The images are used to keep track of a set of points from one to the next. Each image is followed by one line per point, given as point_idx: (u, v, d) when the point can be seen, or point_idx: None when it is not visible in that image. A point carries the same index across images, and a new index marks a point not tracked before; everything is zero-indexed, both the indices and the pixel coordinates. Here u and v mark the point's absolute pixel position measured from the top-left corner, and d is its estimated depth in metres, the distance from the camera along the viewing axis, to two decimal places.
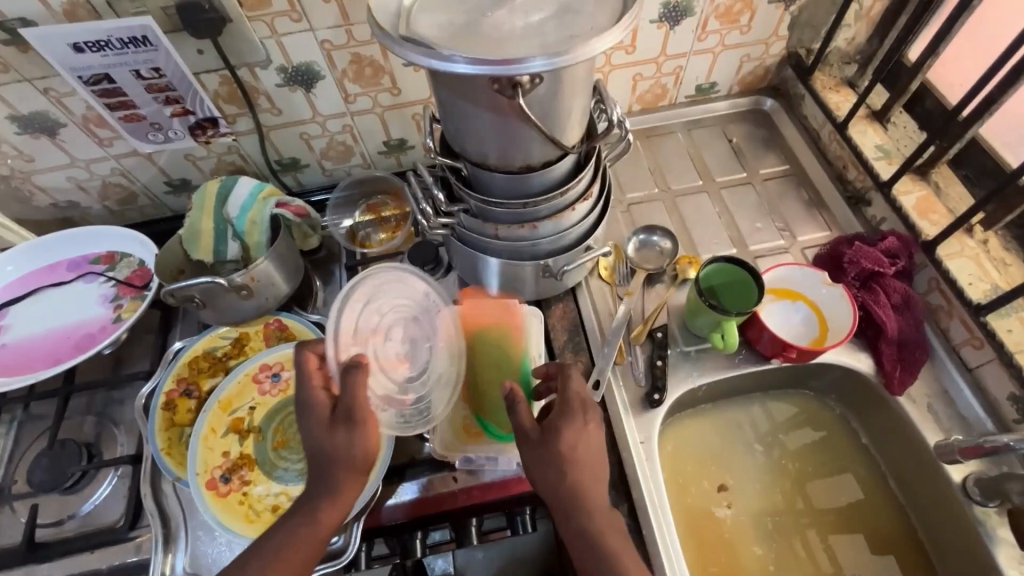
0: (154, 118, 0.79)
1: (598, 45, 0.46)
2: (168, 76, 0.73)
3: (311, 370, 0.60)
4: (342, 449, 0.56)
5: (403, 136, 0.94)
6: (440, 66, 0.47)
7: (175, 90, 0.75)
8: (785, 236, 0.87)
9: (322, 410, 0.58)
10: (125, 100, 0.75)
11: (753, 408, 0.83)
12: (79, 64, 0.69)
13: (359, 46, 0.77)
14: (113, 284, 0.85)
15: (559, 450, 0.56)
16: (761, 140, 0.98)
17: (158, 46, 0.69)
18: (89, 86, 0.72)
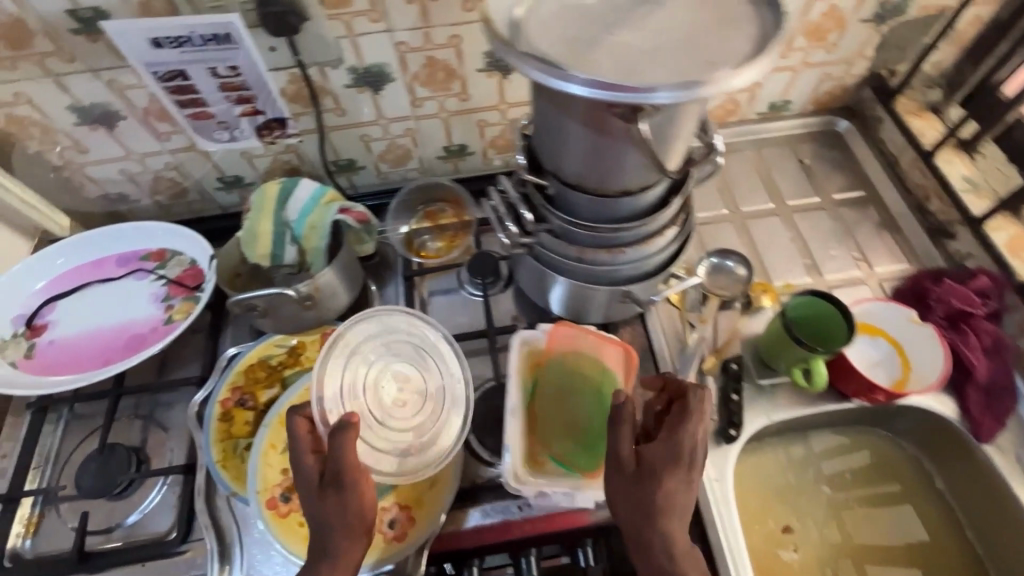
0: (223, 116, 0.77)
1: (735, 81, 0.42)
2: (245, 75, 0.71)
3: (302, 433, 0.57)
4: (334, 517, 0.54)
5: (464, 141, 0.91)
6: (557, 86, 0.43)
7: (249, 89, 0.73)
8: (862, 267, 0.83)
9: (313, 477, 0.56)
10: (196, 97, 0.73)
11: (821, 442, 0.79)
12: (156, 58, 0.67)
13: (435, 49, 0.74)
14: (164, 283, 0.83)
15: (659, 500, 0.54)
16: (834, 163, 0.94)
17: (239, 45, 0.67)
18: (163, 82, 0.70)
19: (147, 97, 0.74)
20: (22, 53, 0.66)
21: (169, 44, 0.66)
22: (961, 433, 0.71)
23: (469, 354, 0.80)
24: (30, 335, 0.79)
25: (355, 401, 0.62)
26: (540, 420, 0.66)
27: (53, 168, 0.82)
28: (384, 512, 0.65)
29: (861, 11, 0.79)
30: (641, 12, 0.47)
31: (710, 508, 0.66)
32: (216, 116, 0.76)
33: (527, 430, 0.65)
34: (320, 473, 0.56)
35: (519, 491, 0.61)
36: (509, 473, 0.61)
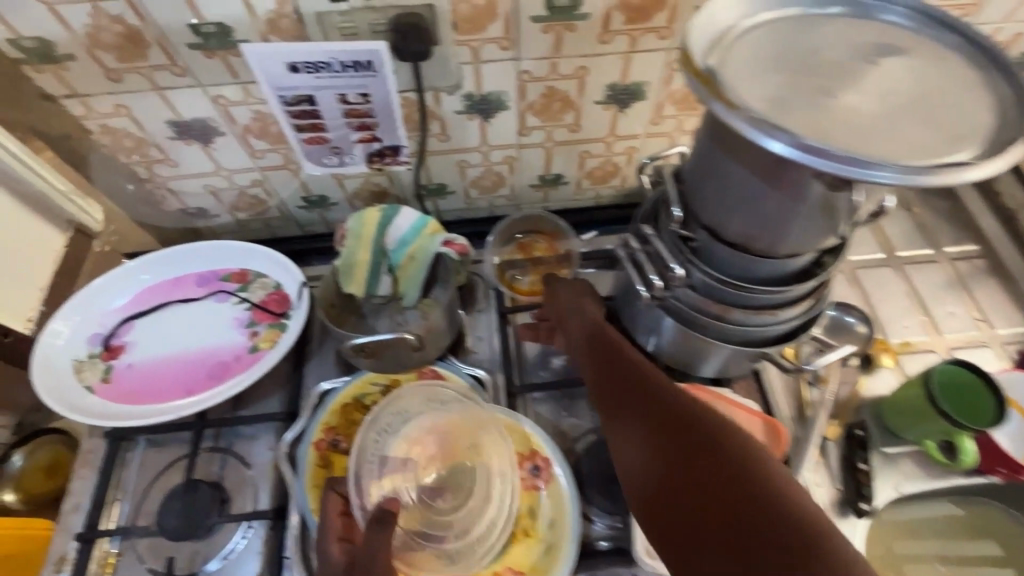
0: (339, 142, 0.73)
1: (972, 173, 0.37)
2: (374, 104, 0.68)
3: (334, 516, 0.59)
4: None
5: (562, 171, 0.86)
6: (761, 141, 0.39)
7: (375, 118, 0.70)
8: (982, 328, 0.79)
9: (339, 565, 0.55)
10: (317, 122, 0.70)
11: (937, 513, 0.75)
12: (286, 82, 0.64)
13: (558, 79, 0.70)
14: (247, 308, 0.79)
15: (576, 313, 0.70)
16: (943, 213, 0.90)
17: (378, 72, 0.64)
18: (288, 106, 0.67)
19: (250, 114, 0.69)
20: (133, 65, 0.62)
21: (304, 69, 0.63)
22: None
23: (570, 401, 0.75)
24: (107, 357, 0.75)
25: (396, 484, 0.59)
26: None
27: (137, 180, 0.78)
28: None
29: None
30: (863, 75, 0.43)
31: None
32: (332, 141, 0.72)
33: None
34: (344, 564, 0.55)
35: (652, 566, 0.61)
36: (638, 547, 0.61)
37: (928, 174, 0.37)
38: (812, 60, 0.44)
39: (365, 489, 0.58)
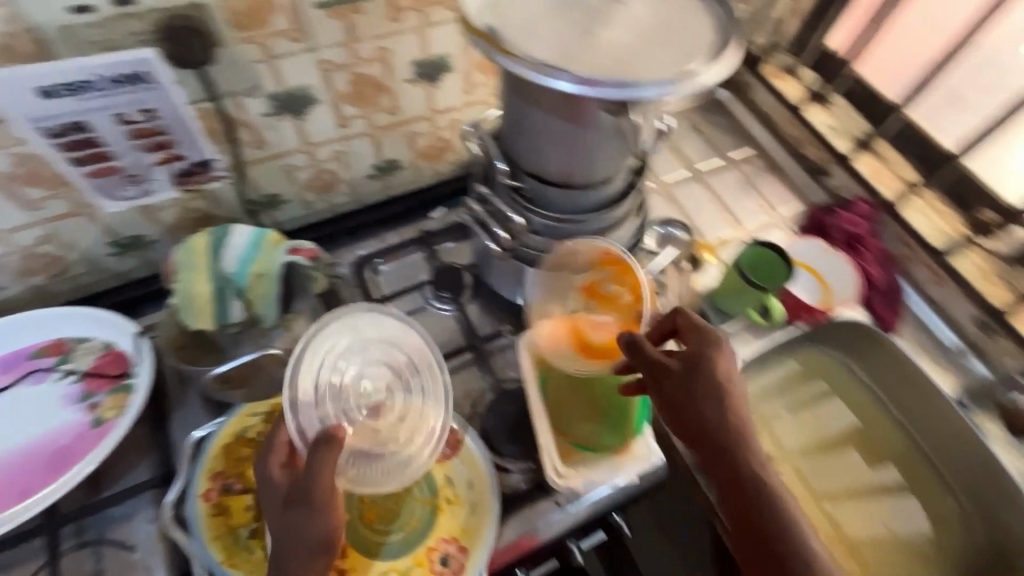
0: (135, 168, 0.66)
1: (709, 77, 0.46)
2: (163, 118, 0.62)
3: (278, 443, 0.56)
4: (305, 537, 0.52)
5: (395, 156, 0.87)
6: (546, 83, 0.45)
7: (169, 133, 0.64)
8: (770, 212, 0.97)
9: (280, 487, 0.54)
10: (98, 150, 0.62)
11: (771, 370, 0.90)
12: (43, 110, 0.56)
13: (361, 64, 0.70)
14: (76, 380, 0.68)
15: (710, 381, 0.59)
16: (722, 126, 1.08)
17: (157, 85, 0.59)
18: (54, 138, 0.59)
19: (12, 159, 0.59)
20: None
21: (62, 92, 0.55)
22: (875, 332, 0.85)
23: (459, 370, 0.78)
24: None
25: (331, 410, 0.57)
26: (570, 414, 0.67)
27: None
28: (432, 552, 0.61)
29: None
30: (615, 10, 0.50)
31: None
32: (125, 169, 0.66)
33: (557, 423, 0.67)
34: (288, 488, 0.54)
35: (564, 485, 0.63)
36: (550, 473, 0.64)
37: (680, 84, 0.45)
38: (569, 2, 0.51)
39: (303, 421, 0.55)
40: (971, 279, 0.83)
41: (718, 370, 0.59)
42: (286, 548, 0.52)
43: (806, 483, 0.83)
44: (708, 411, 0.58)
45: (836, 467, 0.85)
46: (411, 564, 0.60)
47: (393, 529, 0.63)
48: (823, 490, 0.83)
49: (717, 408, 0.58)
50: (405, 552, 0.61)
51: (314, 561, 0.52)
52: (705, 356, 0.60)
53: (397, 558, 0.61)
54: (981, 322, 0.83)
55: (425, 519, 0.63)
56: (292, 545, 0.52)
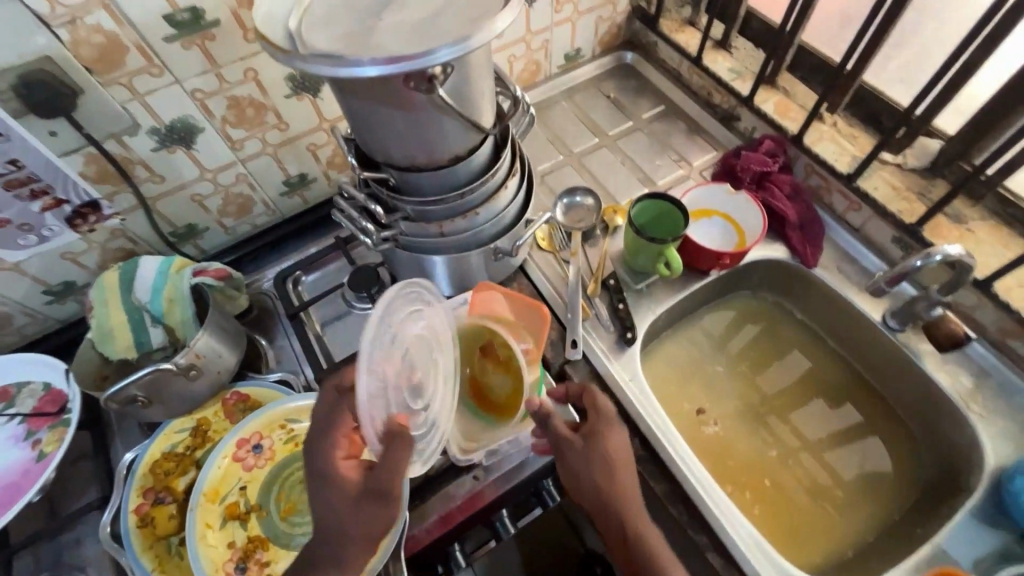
0: (22, 219, 0.69)
1: (497, 25, 0.49)
2: (30, 166, 0.65)
3: (344, 432, 0.55)
4: (363, 526, 0.52)
5: (302, 170, 0.90)
6: (351, 74, 0.46)
7: (41, 179, 0.67)
8: (684, 165, 0.96)
9: (349, 479, 0.53)
10: None
11: (699, 326, 0.91)
12: None
13: (233, 87, 0.73)
14: (21, 421, 0.74)
15: (603, 458, 0.59)
16: (633, 90, 1.08)
17: (9, 135, 0.61)
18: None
19: None
20: None
21: None
22: (794, 265, 0.85)
23: None
24: None
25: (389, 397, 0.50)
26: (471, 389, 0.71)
27: None
28: None
29: None
30: None
31: (646, 419, 0.72)
32: (12, 220, 0.69)
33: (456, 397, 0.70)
34: (359, 481, 0.53)
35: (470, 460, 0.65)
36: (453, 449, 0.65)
37: (472, 39, 0.48)
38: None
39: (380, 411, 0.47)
40: (884, 199, 0.81)
41: (608, 445, 0.60)
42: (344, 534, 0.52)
43: (746, 439, 0.83)
44: (604, 481, 0.58)
45: (776, 418, 0.84)
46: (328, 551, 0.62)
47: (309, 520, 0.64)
48: (762, 444, 0.82)
49: (609, 482, 0.58)
50: None
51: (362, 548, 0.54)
52: (602, 433, 0.60)
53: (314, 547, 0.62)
54: (901, 241, 0.80)
55: None
56: (344, 536, 0.52)
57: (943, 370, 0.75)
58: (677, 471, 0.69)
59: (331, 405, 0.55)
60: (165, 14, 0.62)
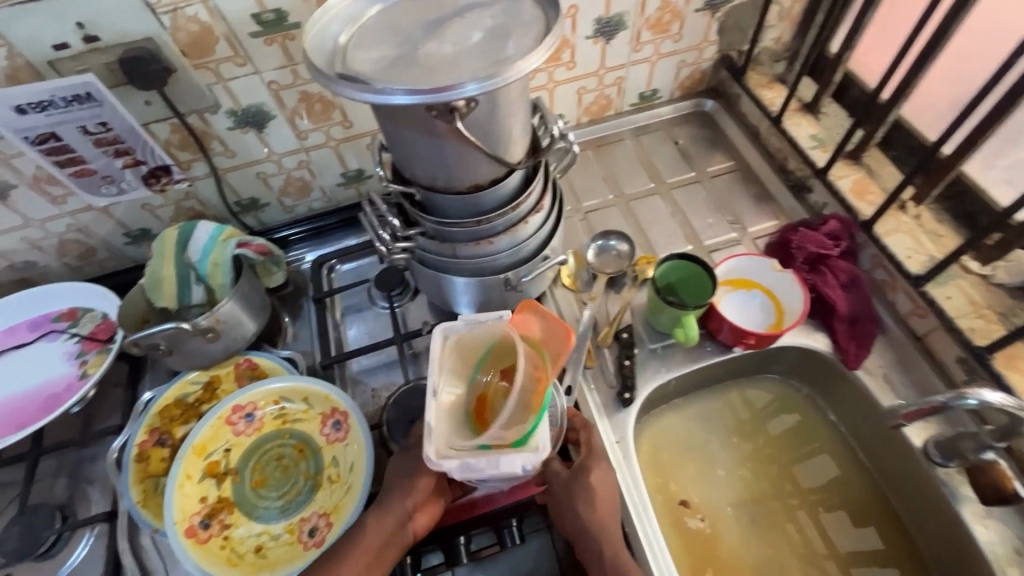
0: (106, 171, 0.80)
1: (525, 65, 0.49)
2: (117, 130, 0.75)
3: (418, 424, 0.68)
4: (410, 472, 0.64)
5: (360, 166, 0.95)
6: (377, 100, 0.48)
7: (125, 142, 0.77)
8: (737, 229, 0.91)
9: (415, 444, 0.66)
10: (74, 156, 0.76)
11: (708, 404, 0.86)
12: (22, 124, 0.70)
13: (306, 84, 0.79)
14: (77, 340, 0.85)
15: (587, 490, 0.63)
16: (705, 140, 1.03)
17: (103, 102, 0.71)
18: (37, 146, 0.73)
19: (34, 163, 0.76)
20: None
21: (32, 110, 0.69)
22: (833, 361, 0.77)
23: (385, 365, 0.84)
24: None
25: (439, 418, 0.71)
26: (474, 406, 0.65)
27: None
28: (303, 523, 0.67)
29: (692, 3, 0.87)
30: (448, 27, 0.54)
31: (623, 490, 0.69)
32: (98, 171, 0.79)
33: (455, 406, 0.64)
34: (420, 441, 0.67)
35: (439, 465, 0.57)
36: (428, 447, 0.58)
37: (499, 77, 0.48)
38: (406, 24, 0.55)
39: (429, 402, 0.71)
40: (955, 312, 0.71)
41: (597, 474, 0.65)
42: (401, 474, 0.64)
43: (738, 534, 0.76)
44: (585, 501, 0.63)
45: (776, 516, 0.77)
46: (281, 530, 0.67)
47: (275, 496, 0.69)
48: (754, 542, 0.76)
49: (592, 510, 0.62)
50: (279, 518, 0.68)
51: (410, 497, 0.62)
52: (591, 469, 0.65)
53: (270, 523, 0.67)
54: (966, 363, 0.70)
55: (305, 493, 0.69)
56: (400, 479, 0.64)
57: (982, 523, 0.65)
58: (638, 547, 0.66)
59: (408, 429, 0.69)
60: (253, 13, 0.69)
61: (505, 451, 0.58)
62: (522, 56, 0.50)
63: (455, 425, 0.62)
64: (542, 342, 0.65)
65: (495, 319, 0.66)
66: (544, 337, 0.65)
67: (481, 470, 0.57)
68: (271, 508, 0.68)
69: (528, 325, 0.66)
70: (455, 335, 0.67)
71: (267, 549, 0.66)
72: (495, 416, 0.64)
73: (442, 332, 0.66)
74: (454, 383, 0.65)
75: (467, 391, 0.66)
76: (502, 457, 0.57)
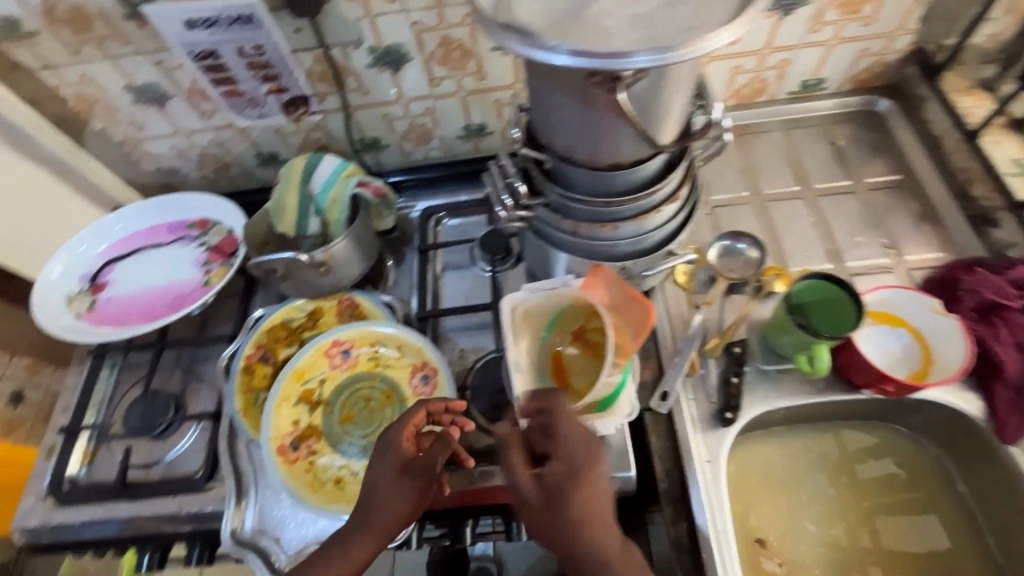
0: (253, 94, 0.83)
1: (711, 41, 0.43)
2: (269, 54, 0.77)
3: (413, 422, 0.60)
4: (393, 494, 0.56)
5: (483, 121, 0.92)
6: (541, 56, 0.44)
7: (275, 67, 0.79)
8: (890, 254, 0.79)
9: (404, 453, 0.58)
10: (228, 75, 0.80)
11: (814, 440, 0.78)
12: (191, 38, 0.74)
13: (449, 28, 0.77)
14: (204, 249, 0.91)
15: (570, 512, 0.50)
16: (870, 145, 0.90)
17: (261, 26, 0.73)
18: (198, 61, 0.77)
19: (191, 77, 0.80)
20: (85, 37, 0.74)
21: (200, 25, 0.72)
22: (981, 428, 0.68)
23: (476, 328, 0.83)
24: (92, 292, 0.89)
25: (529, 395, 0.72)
26: (551, 366, 0.67)
27: (116, 144, 0.91)
28: None
29: None
30: None
31: (706, 515, 0.64)
32: (248, 93, 0.83)
33: (536, 373, 0.66)
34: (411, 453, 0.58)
35: (537, 436, 0.61)
36: (524, 423, 0.62)
37: (680, 50, 0.43)
38: None
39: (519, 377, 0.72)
40: None
41: (575, 491, 0.51)
42: (379, 506, 0.55)
43: None
44: (568, 529, 0.50)
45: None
46: (362, 468, 0.70)
47: (359, 435, 0.72)
48: None
49: (580, 537, 0.50)
50: (360, 457, 0.70)
51: (387, 530, 0.56)
52: (572, 481, 0.51)
53: (352, 459, 0.70)
54: None
55: None
56: (379, 507, 0.56)
57: None
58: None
59: (394, 428, 0.59)
60: None
61: (594, 417, 0.61)
62: (710, 29, 0.43)
63: (536, 390, 0.65)
64: (617, 307, 0.66)
65: (559, 287, 0.68)
66: (616, 301, 0.66)
67: None
68: (354, 444, 0.71)
69: (597, 286, 0.66)
70: (521, 304, 0.69)
71: (346, 483, 0.69)
72: (574, 375, 0.66)
73: (509, 306, 0.68)
74: (528, 348, 0.67)
75: (542, 356, 0.67)
76: (594, 423, 0.60)
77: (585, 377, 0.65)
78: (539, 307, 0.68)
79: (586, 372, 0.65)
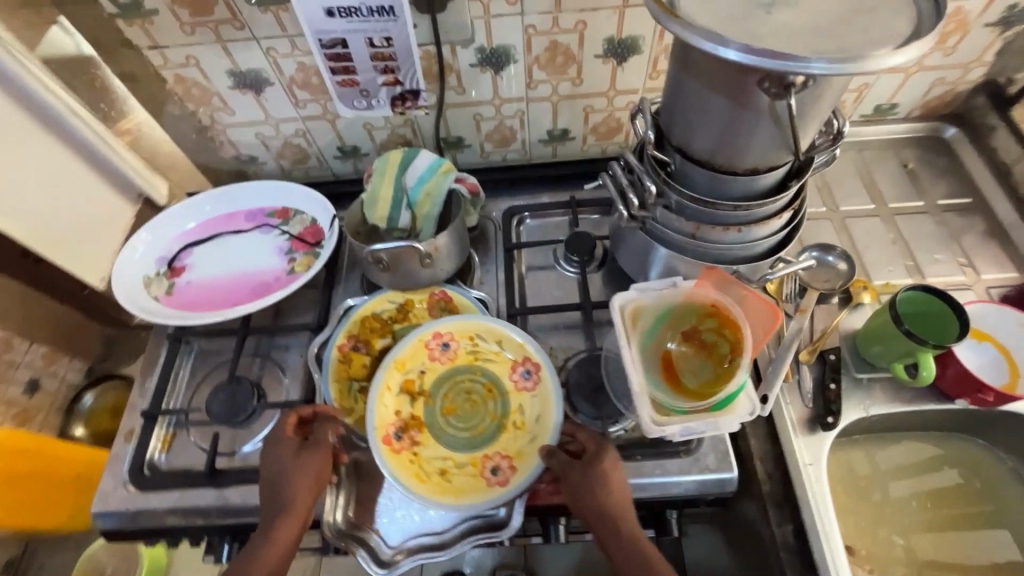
0: (368, 84, 0.83)
1: (882, 61, 0.45)
2: (396, 46, 0.78)
3: (290, 416, 0.69)
4: (292, 475, 0.65)
5: (568, 126, 0.94)
6: (712, 48, 0.47)
7: (397, 60, 0.80)
8: (968, 272, 0.83)
9: (290, 438, 0.67)
10: (350, 65, 0.80)
11: (895, 452, 0.80)
12: (324, 25, 0.74)
13: (560, 34, 0.79)
14: (287, 238, 0.91)
15: (601, 479, 0.62)
16: (939, 168, 0.94)
17: (399, 17, 0.74)
18: (326, 49, 0.78)
19: (296, 65, 0.81)
20: (201, 20, 0.75)
21: (340, 13, 0.73)
22: None
23: (564, 327, 0.84)
24: (171, 275, 0.88)
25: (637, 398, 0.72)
26: (661, 365, 0.67)
27: (200, 129, 0.91)
28: (486, 459, 0.69)
29: (986, 15, 0.79)
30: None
31: (814, 516, 0.65)
32: (362, 83, 0.83)
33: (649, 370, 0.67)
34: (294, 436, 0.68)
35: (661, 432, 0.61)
36: (646, 418, 0.62)
37: (850, 63, 0.45)
38: None
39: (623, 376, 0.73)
40: None
41: (607, 465, 0.63)
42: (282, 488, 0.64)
43: None
44: (603, 494, 0.62)
45: None
46: (466, 459, 0.69)
47: (462, 427, 0.72)
48: None
49: (608, 494, 0.62)
50: (465, 449, 0.70)
51: (301, 505, 0.64)
52: (602, 458, 0.63)
53: (456, 451, 0.70)
54: None
55: (490, 431, 0.71)
56: (287, 489, 0.65)
57: None
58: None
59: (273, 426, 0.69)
60: None
61: (717, 414, 0.62)
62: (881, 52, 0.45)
63: (653, 387, 0.65)
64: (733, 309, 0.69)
65: (669, 288, 0.71)
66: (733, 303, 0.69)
67: (701, 433, 0.62)
68: (458, 436, 0.71)
69: (710, 290, 0.70)
70: (630, 305, 0.70)
71: (451, 475, 0.69)
72: (686, 374, 0.67)
73: (620, 304, 0.70)
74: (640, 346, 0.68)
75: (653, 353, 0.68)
76: (719, 421, 0.61)
77: (698, 376, 0.67)
78: (648, 307, 0.70)
79: (700, 371, 0.67)
